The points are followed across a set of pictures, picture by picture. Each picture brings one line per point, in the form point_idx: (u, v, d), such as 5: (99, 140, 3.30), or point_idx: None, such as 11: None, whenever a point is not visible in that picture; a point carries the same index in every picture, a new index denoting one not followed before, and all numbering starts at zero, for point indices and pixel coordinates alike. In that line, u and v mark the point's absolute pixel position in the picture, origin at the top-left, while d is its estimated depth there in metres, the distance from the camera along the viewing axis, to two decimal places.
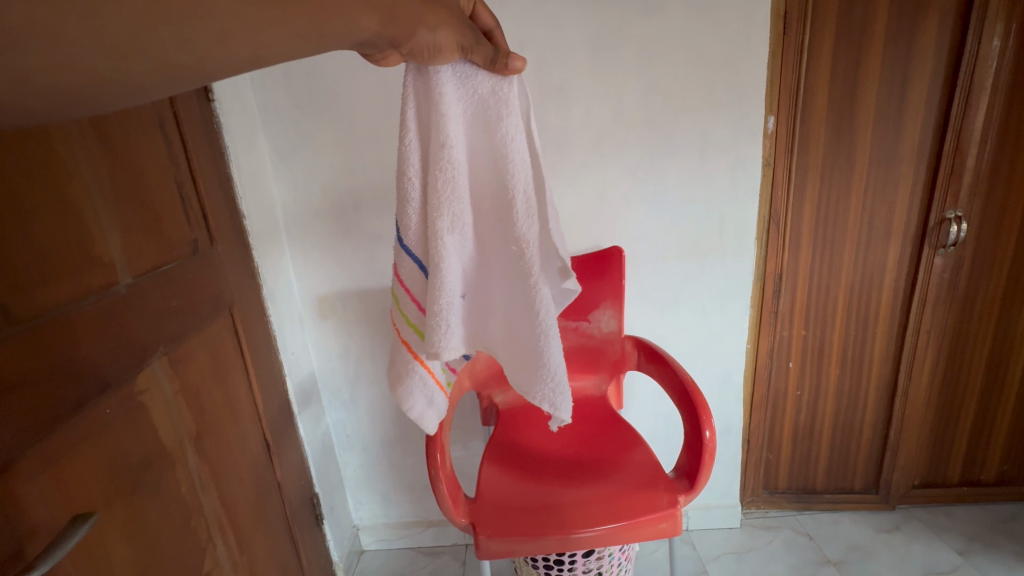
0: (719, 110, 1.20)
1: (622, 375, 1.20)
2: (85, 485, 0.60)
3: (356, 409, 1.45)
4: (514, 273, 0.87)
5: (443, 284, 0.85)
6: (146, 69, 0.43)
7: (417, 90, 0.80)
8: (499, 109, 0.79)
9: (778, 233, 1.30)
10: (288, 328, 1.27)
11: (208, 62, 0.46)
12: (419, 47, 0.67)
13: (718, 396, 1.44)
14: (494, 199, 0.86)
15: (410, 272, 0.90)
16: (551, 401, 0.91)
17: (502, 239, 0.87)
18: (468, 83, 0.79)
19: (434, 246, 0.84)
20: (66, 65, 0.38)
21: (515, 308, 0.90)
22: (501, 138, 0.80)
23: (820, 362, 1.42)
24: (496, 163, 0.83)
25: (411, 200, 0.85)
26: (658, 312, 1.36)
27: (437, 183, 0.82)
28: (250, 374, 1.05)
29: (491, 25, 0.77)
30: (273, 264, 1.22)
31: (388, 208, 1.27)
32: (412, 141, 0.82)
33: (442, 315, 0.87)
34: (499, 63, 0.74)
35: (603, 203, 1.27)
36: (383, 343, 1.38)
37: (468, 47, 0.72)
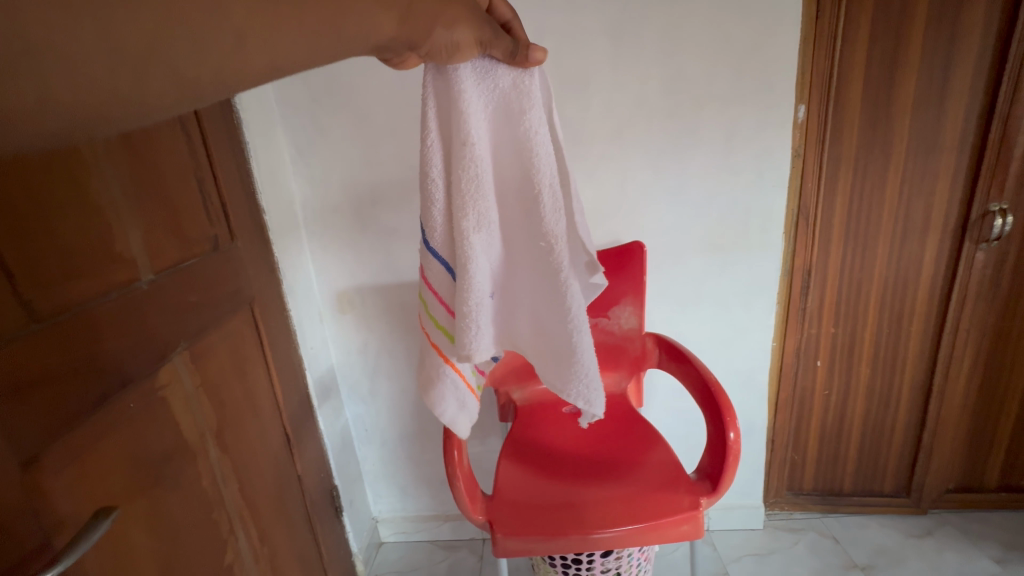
0: (745, 98, 1.15)
1: (642, 372, 1.18)
2: (108, 479, 0.61)
3: (374, 404, 1.46)
4: (542, 268, 0.87)
5: (472, 283, 0.85)
6: (166, 82, 0.37)
7: (437, 90, 0.80)
8: (521, 101, 0.79)
9: (807, 227, 1.25)
10: (307, 323, 1.28)
11: (229, 71, 0.41)
12: (440, 47, 0.69)
13: (741, 394, 1.40)
14: (519, 194, 0.85)
15: (437, 274, 0.89)
16: (581, 395, 0.91)
17: (529, 236, 0.86)
18: (489, 78, 0.79)
19: (462, 245, 0.83)
20: (80, 83, 0.32)
21: (543, 304, 0.90)
22: (525, 131, 0.80)
23: (850, 361, 1.37)
24: (520, 157, 0.82)
25: (436, 201, 0.84)
26: (679, 308, 1.33)
27: (462, 182, 0.81)
28: (270, 368, 1.07)
29: (508, 19, 0.80)
30: (292, 260, 1.23)
31: (405, 203, 1.27)
32: (434, 141, 0.82)
33: (472, 315, 0.86)
34: (520, 57, 0.76)
35: (623, 196, 1.24)
36: (401, 338, 1.38)
37: (487, 43, 0.73)
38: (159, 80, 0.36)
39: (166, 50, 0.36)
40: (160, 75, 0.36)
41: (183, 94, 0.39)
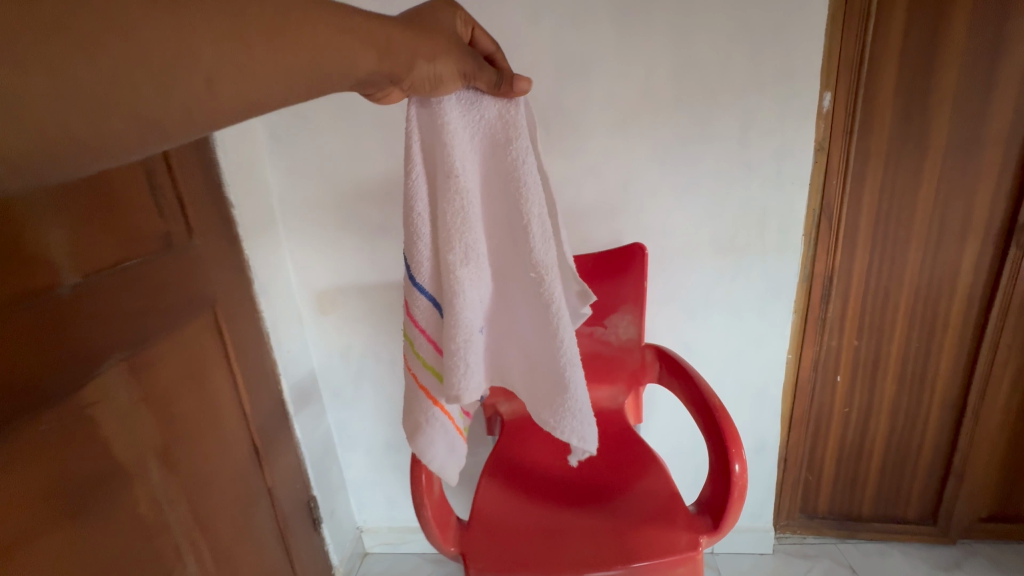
0: (765, 86, 1.03)
1: (640, 388, 1.08)
2: (12, 516, 0.53)
3: (357, 410, 1.37)
4: (530, 300, 0.82)
5: (464, 319, 0.78)
6: (129, 126, 0.36)
7: (422, 123, 0.73)
8: (507, 133, 0.75)
9: (830, 229, 1.13)
10: (285, 325, 1.20)
11: (196, 113, 0.40)
12: (422, 81, 0.65)
13: (753, 409, 1.29)
14: (505, 228, 0.79)
15: (423, 311, 0.81)
16: (575, 428, 0.85)
17: (519, 266, 0.80)
18: (475, 109, 0.74)
19: (451, 281, 0.76)
20: (30, 127, 0.32)
21: (534, 336, 0.84)
22: (511, 162, 0.75)
23: (873, 377, 1.25)
24: (506, 189, 0.77)
25: (422, 236, 0.77)
26: (687, 315, 1.22)
27: (450, 214, 0.74)
28: (235, 375, 0.99)
29: (491, 52, 0.74)
30: (268, 257, 1.15)
31: (389, 198, 1.17)
32: (420, 175, 0.74)
33: (463, 353, 0.79)
34: (504, 86, 0.72)
35: (626, 194, 1.13)
36: (385, 342, 1.30)
37: (471, 74, 0.69)
38: (124, 122, 0.36)
39: (129, 94, 0.35)
40: (128, 117, 0.36)
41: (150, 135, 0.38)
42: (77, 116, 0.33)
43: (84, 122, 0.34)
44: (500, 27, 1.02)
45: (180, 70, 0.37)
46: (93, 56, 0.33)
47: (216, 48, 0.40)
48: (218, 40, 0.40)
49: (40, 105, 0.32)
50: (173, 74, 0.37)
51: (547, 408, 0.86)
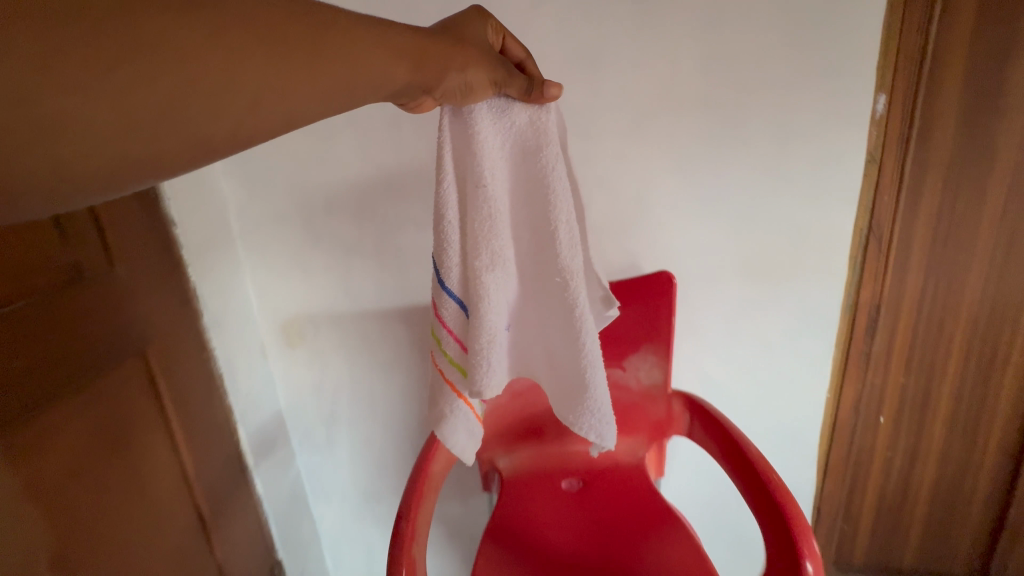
0: (811, 84, 0.87)
1: (664, 440, 0.91)
2: None
3: (332, 456, 1.19)
4: (558, 314, 0.74)
5: (490, 326, 0.73)
6: (178, 143, 0.34)
7: (455, 132, 0.68)
8: (538, 142, 0.69)
9: (880, 252, 0.98)
10: (242, 362, 1.01)
11: (243, 131, 0.38)
12: (455, 90, 0.61)
13: (786, 454, 1.14)
14: (533, 238, 0.73)
15: (450, 316, 0.75)
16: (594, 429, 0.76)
17: (545, 274, 0.74)
18: (507, 117, 0.68)
19: (477, 287, 0.71)
20: (82, 151, 0.30)
21: (558, 351, 0.77)
22: (540, 171, 0.69)
23: (921, 418, 1.10)
24: (534, 199, 0.71)
25: (450, 243, 0.71)
26: (714, 350, 1.05)
27: (477, 222, 0.70)
28: (176, 431, 0.81)
29: (522, 58, 0.70)
30: (221, 282, 0.97)
31: (365, 212, 0.99)
32: (450, 182, 0.70)
33: (485, 359, 0.73)
34: (535, 93, 0.67)
35: (646, 209, 0.96)
36: (363, 377, 1.12)
37: (502, 82, 0.65)
38: (169, 141, 0.34)
39: (177, 117, 0.33)
40: (171, 138, 0.34)
41: (196, 152, 0.36)
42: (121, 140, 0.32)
43: (125, 145, 0.32)
44: (500, 12, 0.86)
45: (222, 87, 0.35)
46: (133, 76, 0.31)
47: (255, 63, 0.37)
48: (255, 53, 0.37)
49: (74, 128, 0.30)
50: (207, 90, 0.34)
51: (569, 409, 0.78)
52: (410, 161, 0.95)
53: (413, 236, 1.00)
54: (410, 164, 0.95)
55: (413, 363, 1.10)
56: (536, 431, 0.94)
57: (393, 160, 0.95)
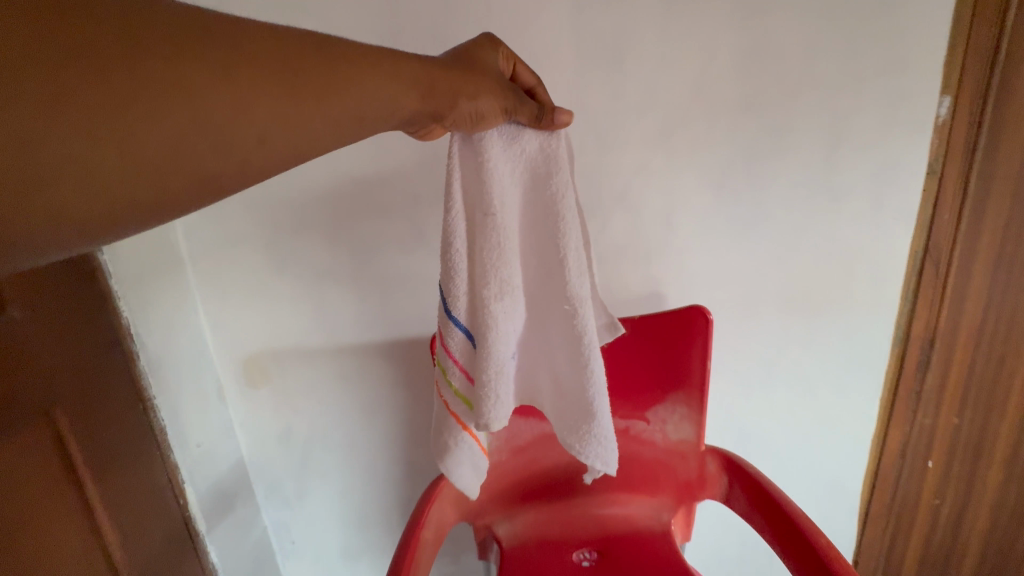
0: (863, 86, 0.75)
1: (693, 504, 0.77)
2: None
3: (304, 510, 1.02)
4: (568, 361, 0.60)
5: (498, 367, 0.58)
6: (185, 184, 0.32)
7: (463, 155, 0.54)
8: (550, 167, 0.56)
9: (936, 277, 0.84)
10: (194, 410, 0.85)
11: (252, 168, 0.36)
12: (465, 116, 0.50)
13: (821, 502, 1.01)
14: (543, 273, 0.59)
15: (457, 351, 0.59)
16: (601, 456, 0.62)
17: (553, 311, 0.60)
18: (517, 146, 0.55)
19: (483, 327, 0.56)
20: (77, 194, 0.28)
21: (565, 396, 0.62)
22: (552, 199, 0.56)
23: (975, 463, 0.97)
24: (546, 230, 0.57)
25: (459, 275, 0.56)
26: (746, 390, 0.93)
27: (484, 254, 0.55)
28: (96, 502, 0.66)
29: (533, 85, 0.57)
30: (166, 315, 0.81)
31: (341, 233, 0.84)
32: (459, 208, 0.54)
33: (492, 402, 0.58)
34: (545, 118, 0.54)
35: (671, 229, 0.82)
36: (340, 422, 0.96)
37: (514, 109, 0.53)
38: (175, 183, 0.32)
39: (190, 160, 0.32)
40: (177, 180, 0.32)
41: (204, 192, 0.34)
42: (126, 181, 0.30)
43: (133, 188, 0.30)
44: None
45: (233, 126, 0.34)
46: (143, 119, 0.30)
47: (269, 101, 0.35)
48: (268, 90, 0.35)
49: (69, 168, 0.28)
50: (218, 131, 0.33)
51: (575, 435, 0.63)
52: (393, 171, 0.80)
53: (396, 259, 0.85)
54: (392, 176, 0.80)
55: (398, 405, 0.95)
56: (541, 488, 0.79)
57: (373, 170, 0.80)
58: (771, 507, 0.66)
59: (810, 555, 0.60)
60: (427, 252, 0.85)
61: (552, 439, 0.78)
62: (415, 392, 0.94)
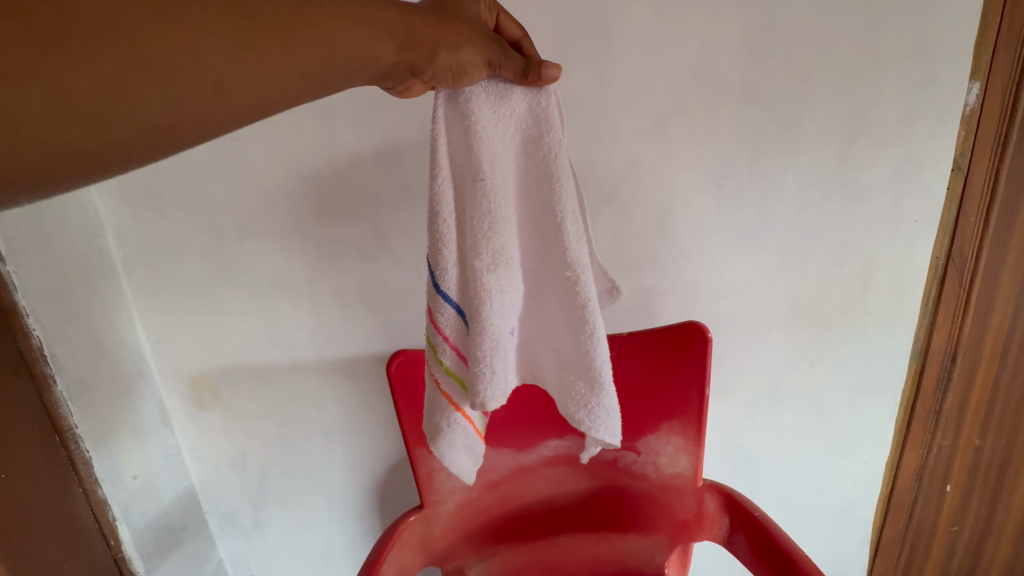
0: (883, 73, 0.66)
1: (692, 541, 0.68)
2: None
3: (263, 541, 0.93)
4: (572, 345, 0.50)
5: (493, 343, 0.47)
6: (126, 134, 0.31)
7: (449, 117, 0.45)
8: (543, 125, 0.46)
9: (960, 286, 0.75)
10: (130, 438, 0.76)
11: (205, 117, 0.33)
12: (445, 71, 0.42)
13: (828, 529, 0.93)
14: (541, 243, 0.49)
15: (447, 328, 0.48)
16: (608, 426, 0.51)
17: (552, 282, 0.49)
18: (506, 106, 0.45)
19: (474, 302, 0.47)
20: (20, 142, 0.29)
21: (572, 380, 0.51)
22: (546, 161, 0.46)
23: (998, 487, 0.89)
24: (542, 196, 0.47)
25: (447, 247, 0.46)
26: (748, 408, 0.83)
27: (474, 223, 0.46)
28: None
29: (518, 37, 0.49)
30: (95, 332, 0.71)
31: (293, 238, 0.75)
32: (446, 172, 0.45)
33: (488, 377, 0.48)
34: (531, 73, 0.44)
35: (665, 233, 0.73)
36: (299, 447, 0.87)
37: (499, 63, 0.44)
38: (118, 129, 0.31)
39: (127, 104, 0.31)
40: (120, 126, 0.31)
41: (150, 142, 0.32)
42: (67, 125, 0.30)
43: (77, 133, 0.30)
44: None
45: (175, 68, 0.31)
46: (69, 62, 0.29)
47: (214, 40, 0.32)
48: (213, 27, 0.32)
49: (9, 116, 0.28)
50: (160, 74, 0.31)
51: (581, 408, 0.51)
52: (349, 170, 0.71)
53: (357, 268, 0.76)
54: (349, 175, 0.71)
55: (362, 428, 0.85)
56: (518, 525, 0.70)
57: (327, 168, 0.71)
58: (778, 554, 0.56)
59: None
60: (390, 259, 0.76)
61: (529, 472, 0.69)
62: (381, 415, 0.85)
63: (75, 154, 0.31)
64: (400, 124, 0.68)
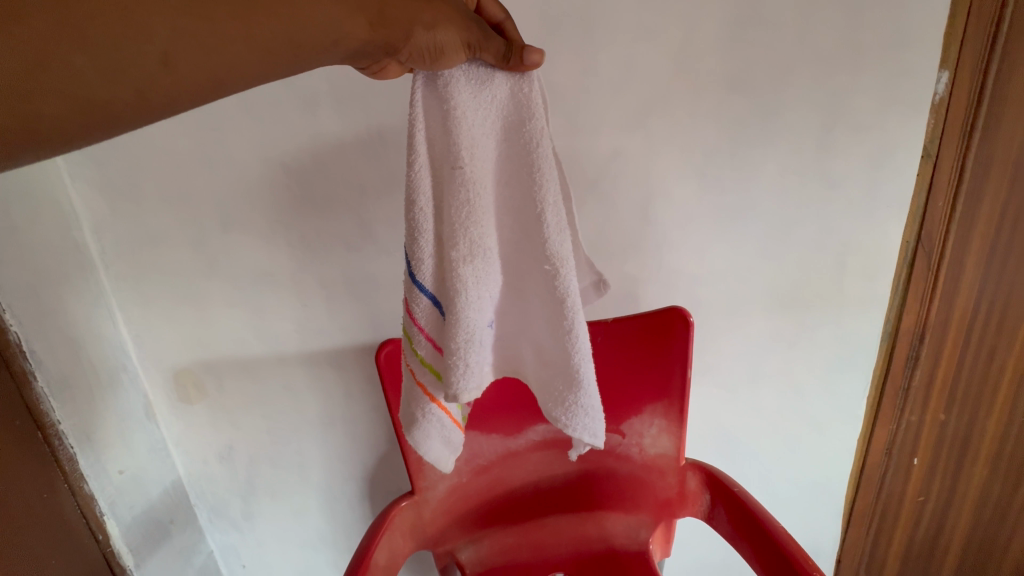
0: (859, 63, 0.67)
1: (674, 519, 0.71)
2: None
3: (254, 533, 0.94)
4: (550, 339, 0.51)
5: (469, 334, 0.48)
6: (61, 108, 0.31)
7: (428, 100, 0.45)
8: (525, 112, 0.46)
9: (928, 269, 0.78)
10: (113, 433, 0.75)
11: (149, 92, 0.33)
12: (421, 51, 0.42)
13: (802, 503, 0.97)
14: (520, 234, 0.50)
15: (422, 318, 0.49)
16: (586, 422, 0.53)
17: (532, 274, 0.50)
18: (487, 92, 0.46)
19: (452, 292, 0.47)
20: None
21: (550, 372, 0.53)
22: (527, 149, 0.46)
23: (960, 461, 0.94)
24: (523, 186, 0.48)
25: (424, 236, 0.47)
26: (729, 389, 0.86)
27: (452, 211, 0.46)
28: None
29: (500, 20, 0.50)
30: (73, 329, 0.70)
31: (277, 228, 0.74)
32: (423, 158, 0.45)
33: (462, 368, 0.49)
34: (514, 57, 0.45)
35: (648, 222, 0.74)
36: (289, 438, 0.87)
37: (478, 45, 0.44)
38: (49, 104, 0.31)
39: (63, 77, 0.30)
40: (52, 101, 0.31)
41: (88, 118, 0.32)
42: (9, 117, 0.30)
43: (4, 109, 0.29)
44: None
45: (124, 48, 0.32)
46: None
47: (167, 16, 0.32)
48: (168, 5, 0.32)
49: None
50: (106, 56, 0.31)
51: (558, 401, 0.53)
52: (333, 159, 0.70)
53: (344, 260, 0.76)
54: (333, 164, 0.71)
55: (350, 417, 0.86)
56: (506, 508, 0.72)
57: (310, 158, 0.70)
58: (760, 532, 0.58)
59: None
60: (376, 250, 0.75)
61: (518, 456, 0.70)
62: (370, 405, 0.85)
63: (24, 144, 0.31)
64: (383, 115, 0.68)
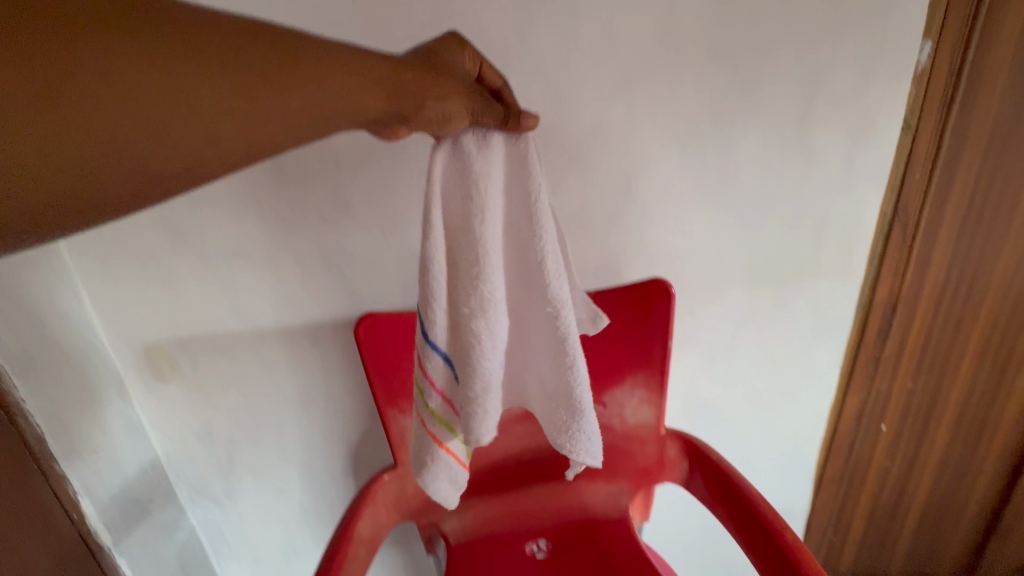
0: (844, 31, 0.66)
1: (654, 485, 0.73)
2: None
3: (236, 509, 0.93)
4: (557, 382, 0.54)
5: (484, 387, 0.50)
6: (90, 183, 0.30)
7: (436, 160, 0.46)
8: (525, 171, 0.48)
9: (902, 242, 0.80)
10: (83, 412, 0.73)
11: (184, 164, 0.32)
12: (431, 120, 0.44)
13: (775, 470, 1.00)
14: (524, 287, 0.52)
15: (435, 375, 0.51)
16: (589, 449, 0.56)
17: (538, 319, 0.52)
18: (486, 155, 0.47)
19: (464, 355, 0.49)
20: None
21: (556, 411, 0.56)
22: (529, 208, 0.48)
23: (925, 426, 0.98)
24: (527, 245, 0.50)
25: (437, 299, 0.48)
26: (708, 360, 0.87)
27: (463, 275, 0.48)
28: None
29: (498, 85, 0.50)
30: (32, 305, 0.67)
31: (248, 200, 0.71)
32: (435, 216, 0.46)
33: (480, 420, 0.51)
34: (512, 120, 0.47)
35: (631, 193, 0.74)
36: (269, 415, 0.86)
37: (480, 112, 0.46)
38: (83, 179, 0.29)
39: (93, 149, 0.29)
40: (85, 176, 0.29)
41: (115, 190, 0.31)
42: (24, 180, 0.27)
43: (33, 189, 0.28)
44: None
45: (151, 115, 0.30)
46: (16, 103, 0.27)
47: (205, 90, 0.32)
48: (206, 81, 0.32)
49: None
50: (131, 130, 0.30)
51: (563, 433, 0.56)
52: None
53: (320, 233, 0.73)
54: None
55: (331, 394, 0.85)
56: (490, 480, 0.73)
57: None
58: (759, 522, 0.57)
59: (769, 545, 0.56)
60: (353, 223, 0.73)
61: (500, 429, 0.70)
62: (351, 381, 0.84)
63: (43, 209, 0.29)
64: None
